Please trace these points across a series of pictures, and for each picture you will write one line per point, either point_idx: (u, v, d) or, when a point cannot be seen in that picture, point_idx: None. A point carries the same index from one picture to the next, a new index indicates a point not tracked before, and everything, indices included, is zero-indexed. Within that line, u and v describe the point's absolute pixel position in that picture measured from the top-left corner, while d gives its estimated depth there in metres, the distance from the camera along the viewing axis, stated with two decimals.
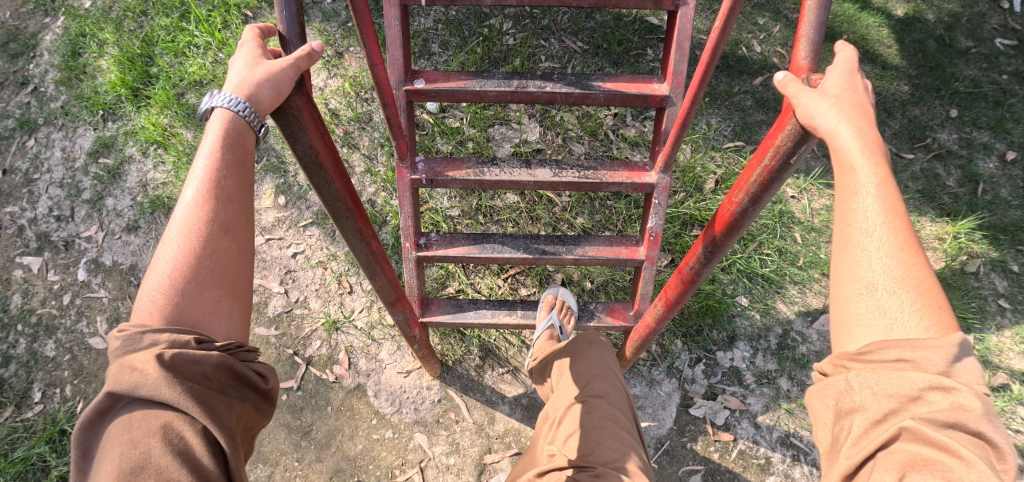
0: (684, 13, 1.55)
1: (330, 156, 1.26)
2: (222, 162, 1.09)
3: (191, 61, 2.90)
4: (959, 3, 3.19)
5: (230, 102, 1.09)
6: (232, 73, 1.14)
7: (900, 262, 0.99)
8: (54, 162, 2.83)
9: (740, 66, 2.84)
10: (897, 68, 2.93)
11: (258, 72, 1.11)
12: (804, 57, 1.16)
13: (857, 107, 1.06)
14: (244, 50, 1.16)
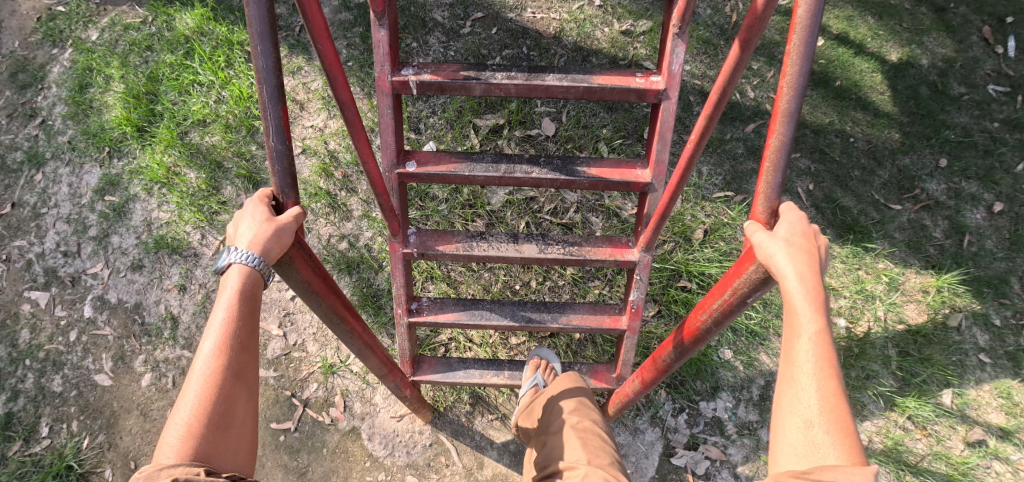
0: (668, 106, 1.52)
1: (323, 285, 1.41)
2: (238, 313, 1.22)
3: (194, 99, 2.95)
4: (953, 47, 3.23)
5: (248, 259, 1.22)
6: (239, 227, 1.26)
7: (830, 400, 1.12)
8: (61, 197, 2.91)
9: (733, 112, 2.87)
10: (889, 115, 2.97)
11: (264, 227, 1.24)
12: (763, 210, 1.26)
13: (807, 260, 1.18)
14: (249, 207, 1.28)
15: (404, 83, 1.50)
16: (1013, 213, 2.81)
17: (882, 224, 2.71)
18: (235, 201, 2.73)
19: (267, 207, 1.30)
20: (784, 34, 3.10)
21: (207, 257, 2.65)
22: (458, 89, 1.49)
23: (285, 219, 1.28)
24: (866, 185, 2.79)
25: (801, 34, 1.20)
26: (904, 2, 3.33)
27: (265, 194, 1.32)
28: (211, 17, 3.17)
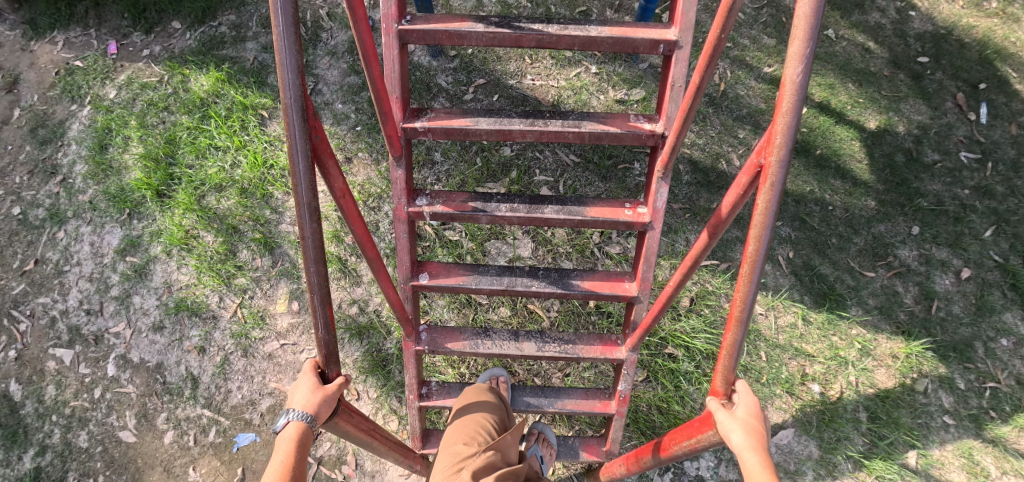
0: (653, 235, 1.68)
1: (360, 427, 1.71)
2: (294, 457, 1.44)
3: (210, 163, 3.12)
4: (929, 114, 3.44)
5: (304, 419, 1.47)
6: (294, 394, 1.51)
7: None
8: (83, 255, 3.08)
9: (719, 181, 3.07)
10: (866, 183, 3.17)
11: (316, 397, 1.51)
12: (721, 386, 1.51)
13: (757, 435, 1.42)
14: (302, 377, 1.53)
15: (417, 213, 1.66)
16: (979, 279, 3.02)
17: (856, 290, 2.91)
18: (250, 265, 2.90)
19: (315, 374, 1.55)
20: (768, 102, 3.30)
21: (225, 319, 2.81)
22: (466, 217, 1.65)
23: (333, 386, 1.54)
24: (842, 252, 2.99)
25: (751, 265, 1.39)
26: (883, 69, 3.55)
27: (312, 362, 1.57)
28: (225, 80, 3.35)
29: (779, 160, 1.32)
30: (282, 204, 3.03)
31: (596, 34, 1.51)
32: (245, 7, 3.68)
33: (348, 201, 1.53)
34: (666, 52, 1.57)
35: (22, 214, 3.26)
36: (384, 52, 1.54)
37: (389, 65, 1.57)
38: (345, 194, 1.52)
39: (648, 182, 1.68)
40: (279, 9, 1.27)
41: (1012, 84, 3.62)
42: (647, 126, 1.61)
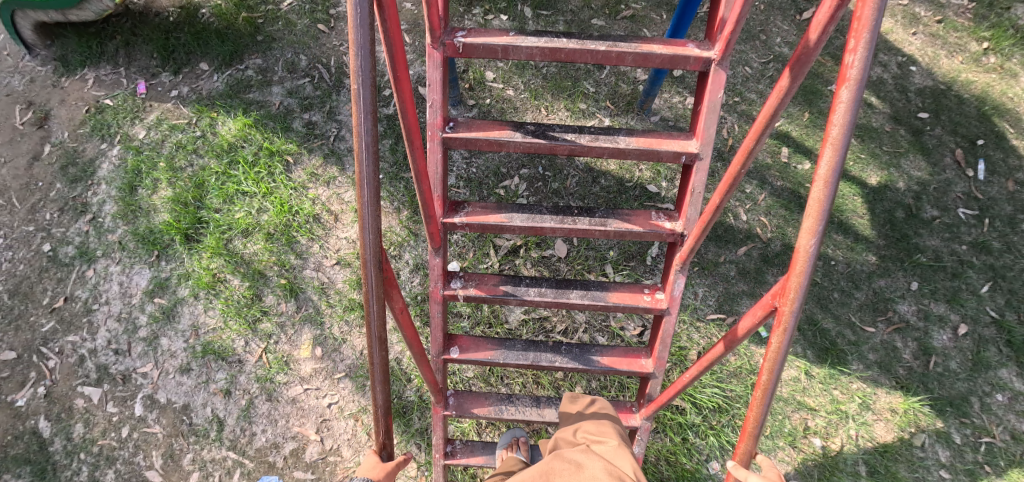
0: (669, 319, 1.84)
1: None
2: None
3: (238, 208, 3.26)
4: (928, 170, 3.57)
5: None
6: (358, 479, 1.73)
7: None
8: (112, 294, 3.19)
9: (727, 235, 3.19)
10: (867, 238, 3.30)
11: (378, 474, 1.73)
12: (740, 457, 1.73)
13: None
14: (364, 462, 1.75)
15: (453, 295, 1.83)
16: (976, 335, 3.13)
17: (857, 345, 3.02)
18: (275, 309, 3.02)
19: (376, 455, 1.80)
20: (774, 156, 3.44)
21: (250, 363, 2.92)
22: (497, 299, 1.81)
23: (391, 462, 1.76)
24: (843, 307, 3.11)
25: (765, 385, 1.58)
26: (884, 124, 3.72)
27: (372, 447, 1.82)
28: (253, 126, 3.52)
29: (790, 315, 1.49)
30: (306, 250, 3.15)
31: (624, 147, 1.79)
32: (271, 51, 3.87)
33: (404, 314, 1.70)
34: (685, 162, 1.82)
35: (51, 251, 3.37)
36: (427, 154, 1.82)
37: (432, 164, 1.83)
38: (404, 314, 1.69)
39: (665, 272, 1.90)
40: (365, 195, 1.44)
41: (1009, 139, 3.77)
42: (667, 225, 1.87)
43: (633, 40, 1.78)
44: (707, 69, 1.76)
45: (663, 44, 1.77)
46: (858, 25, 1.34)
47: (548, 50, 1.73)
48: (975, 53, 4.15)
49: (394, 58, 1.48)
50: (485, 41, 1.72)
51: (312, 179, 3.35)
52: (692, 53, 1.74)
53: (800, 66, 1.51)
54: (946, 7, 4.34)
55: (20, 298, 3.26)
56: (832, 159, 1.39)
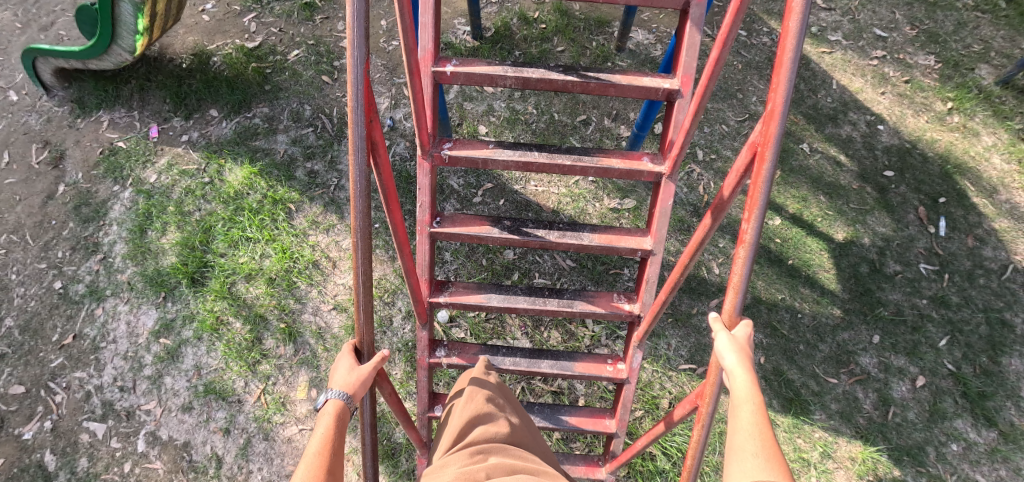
0: (628, 388, 2.21)
1: (397, 407, 2.02)
2: (335, 427, 1.70)
3: (241, 253, 3.48)
4: (892, 227, 3.80)
5: (341, 395, 1.77)
6: (336, 376, 1.83)
7: (756, 435, 1.53)
8: (119, 334, 3.37)
9: (700, 287, 3.41)
10: (833, 291, 3.51)
11: (357, 375, 1.82)
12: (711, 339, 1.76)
13: (743, 348, 1.67)
14: (341, 361, 1.86)
15: (437, 362, 2.20)
16: (933, 386, 3.31)
17: (820, 395, 3.22)
18: (274, 352, 3.21)
19: (354, 355, 1.90)
20: None
21: (249, 403, 3.10)
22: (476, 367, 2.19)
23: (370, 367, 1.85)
24: (808, 359, 3.31)
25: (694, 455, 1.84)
26: (852, 182, 3.95)
27: (351, 345, 1.92)
28: (258, 174, 3.76)
29: (709, 413, 1.79)
30: (305, 294, 3.36)
31: (587, 242, 2.08)
32: (277, 100, 4.14)
33: (395, 398, 2.02)
34: (641, 257, 2.12)
35: (62, 288, 3.56)
36: (417, 246, 2.10)
37: (420, 255, 2.12)
38: (393, 394, 2.00)
39: (626, 346, 2.22)
40: (361, 319, 1.82)
41: (969, 197, 4.02)
42: (626, 307, 2.16)
43: (596, 153, 2.08)
44: (659, 181, 2.05)
45: (623, 157, 2.06)
46: (752, 202, 1.66)
47: (521, 163, 2.01)
48: (939, 112, 4.44)
49: (388, 194, 1.89)
50: (467, 154, 2.01)
51: (312, 227, 3.57)
52: (647, 167, 2.04)
53: (717, 212, 1.89)
54: (912, 68, 4.66)
55: (31, 334, 3.44)
56: (735, 300, 1.70)
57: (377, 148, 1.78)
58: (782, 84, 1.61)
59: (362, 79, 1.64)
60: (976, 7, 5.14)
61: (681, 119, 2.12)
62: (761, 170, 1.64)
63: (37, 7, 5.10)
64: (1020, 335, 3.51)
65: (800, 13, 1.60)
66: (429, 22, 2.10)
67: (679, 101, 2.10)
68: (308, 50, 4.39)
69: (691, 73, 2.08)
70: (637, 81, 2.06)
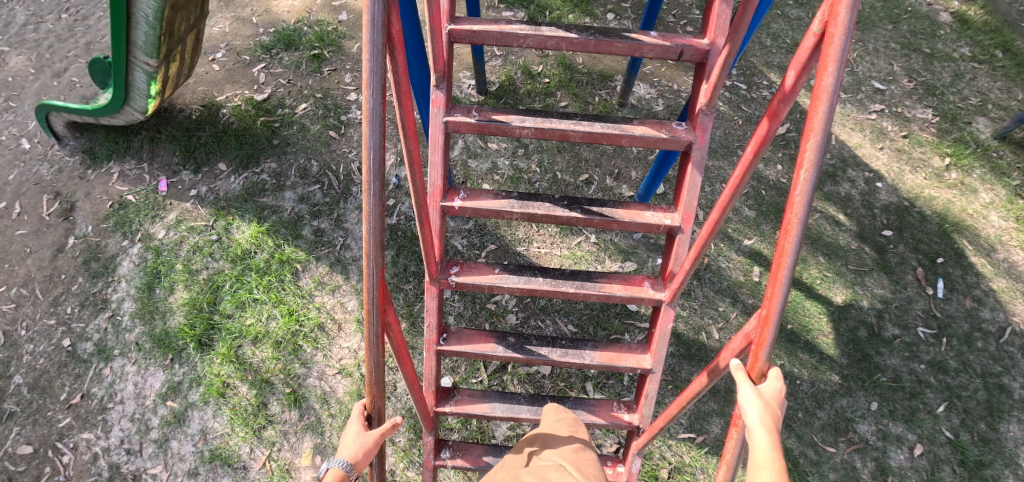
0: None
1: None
2: None
3: (248, 315, 3.56)
4: (890, 288, 3.84)
5: (343, 465, 1.84)
6: (346, 440, 1.92)
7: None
8: (126, 394, 3.41)
9: (700, 353, 3.47)
10: (831, 357, 3.56)
11: (365, 442, 1.91)
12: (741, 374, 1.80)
13: (769, 407, 1.71)
14: (353, 424, 1.95)
15: (443, 462, 2.52)
16: (931, 455, 3.33)
17: (818, 464, 3.24)
18: (280, 418, 3.28)
19: (363, 419, 1.98)
20: (746, 274, 3.74)
21: (254, 470, 3.14)
22: (480, 468, 2.52)
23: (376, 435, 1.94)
24: (806, 426, 3.34)
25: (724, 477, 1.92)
26: (850, 242, 4.01)
27: (363, 408, 1.99)
28: (265, 233, 3.84)
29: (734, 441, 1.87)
30: (311, 358, 3.44)
31: (589, 360, 2.41)
32: (285, 155, 4.20)
33: None
34: (640, 372, 2.44)
35: (71, 346, 3.60)
36: (425, 360, 2.44)
37: (428, 367, 2.45)
38: None
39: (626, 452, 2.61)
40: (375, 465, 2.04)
41: (968, 256, 4.06)
42: (625, 417, 2.51)
43: (599, 279, 2.36)
44: (659, 305, 2.34)
45: (624, 282, 2.35)
46: None
47: (526, 288, 2.30)
48: (937, 168, 4.48)
49: (399, 350, 2.01)
50: (474, 279, 2.30)
51: (319, 287, 3.65)
52: (647, 293, 2.33)
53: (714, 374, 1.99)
54: (910, 122, 4.72)
55: (39, 392, 3.47)
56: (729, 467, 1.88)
57: (389, 323, 1.91)
58: (777, 297, 1.70)
59: (376, 285, 1.74)
60: (973, 57, 5.22)
61: (682, 252, 2.31)
62: (756, 367, 1.76)
63: (51, 52, 5.19)
64: (1018, 400, 3.54)
65: (797, 235, 1.67)
66: (439, 161, 2.30)
67: (680, 236, 2.29)
68: (315, 103, 4.46)
69: (691, 211, 2.26)
70: (639, 218, 2.26)
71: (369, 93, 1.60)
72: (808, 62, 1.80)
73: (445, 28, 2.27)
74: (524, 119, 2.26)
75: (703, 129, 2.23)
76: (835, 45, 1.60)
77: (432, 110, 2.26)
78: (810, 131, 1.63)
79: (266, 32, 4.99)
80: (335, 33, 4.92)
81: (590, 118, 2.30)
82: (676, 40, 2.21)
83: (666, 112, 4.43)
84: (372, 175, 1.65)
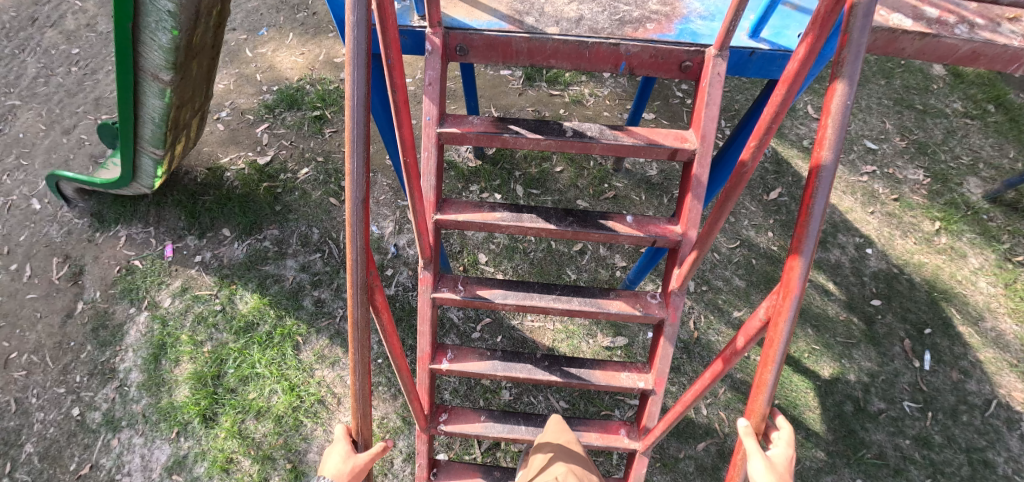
0: None
1: None
2: None
3: (252, 389, 3.70)
4: (877, 361, 3.94)
5: None
6: (331, 459, 2.02)
7: None
8: (133, 467, 3.50)
9: (687, 430, 3.57)
10: (817, 433, 3.66)
11: (350, 465, 2.00)
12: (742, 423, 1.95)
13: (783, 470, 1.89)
14: (338, 445, 2.04)
15: None
16: None
17: None
18: None
19: (348, 442, 2.06)
20: None
21: None
22: None
23: (364, 457, 2.03)
24: None
25: None
26: (839, 312, 4.12)
27: (346, 431, 2.08)
28: (268, 304, 3.98)
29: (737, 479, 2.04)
30: (311, 433, 3.56)
31: None
32: (287, 222, 4.33)
33: None
34: None
35: (80, 415, 3.69)
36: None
37: None
38: None
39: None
40: None
41: (955, 325, 4.13)
42: None
43: (579, 426, 2.66)
44: (633, 452, 2.59)
45: (601, 430, 2.64)
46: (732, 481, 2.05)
47: (510, 436, 2.64)
48: (927, 233, 4.55)
49: None
50: (461, 427, 2.62)
51: (319, 360, 3.80)
52: (622, 441, 2.59)
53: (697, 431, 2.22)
54: (901, 184, 4.79)
55: (49, 462, 3.55)
56: None
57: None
58: None
59: None
60: (965, 113, 5.28)
61: (655, 410, 2.53)
62: None
63: (61, 107, 5.31)
64: (1002, 476, 3.60)
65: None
66: (427, 331, 2.49)
67: (653, 396, 2.51)
68: (317, 168, 4.61)
69: (663, 377, 2.48)
70: (615, 381, 2.51)
71: (356, 374, 1.97)
72: (756, 335, 2.04)
73: (433, 217, 2.42)
74: (507, 294, 2.46)
75: (674, 307, 2.42)
76: (774, 350, 1.85)
77: (421, 287, 2.43)
78: (753, 409, 1.93)
79: (270, 89, 5.12)
80: (336, 93, 5.07)
81: (568, 291, 2.50)
82: (650, 229, 2.38)
83: (660, 176, 4.53)
84: (360, 423, 2.02)
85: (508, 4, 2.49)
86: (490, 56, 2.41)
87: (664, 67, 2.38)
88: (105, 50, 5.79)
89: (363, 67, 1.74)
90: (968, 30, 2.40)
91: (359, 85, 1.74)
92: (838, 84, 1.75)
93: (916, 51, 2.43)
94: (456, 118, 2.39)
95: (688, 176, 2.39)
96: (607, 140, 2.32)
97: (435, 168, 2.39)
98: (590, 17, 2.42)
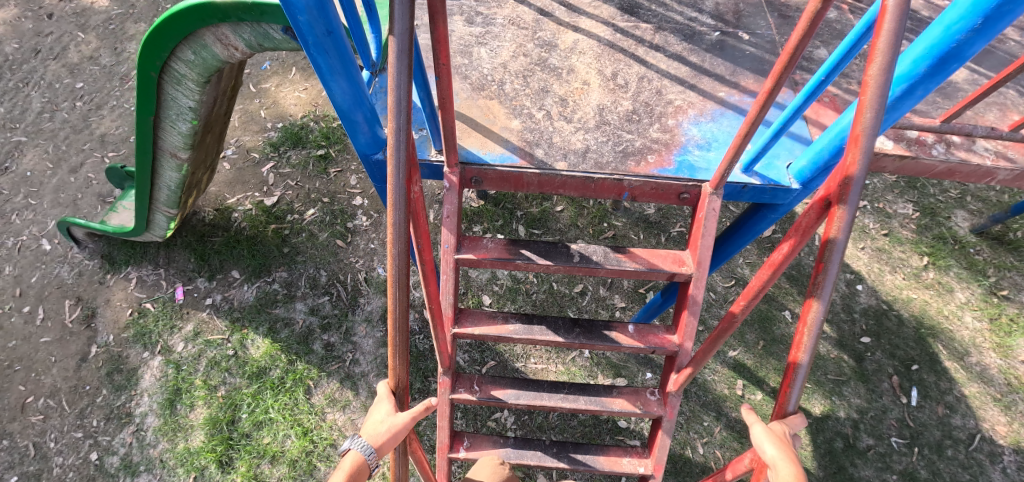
0: None
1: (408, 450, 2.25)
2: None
3: (266, 433, 3.83)
4: (866, 397, 4.11)
5: (366, 447, 2.04)
6: (373, 414, 2.08)
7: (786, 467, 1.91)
8: None
9: (685, 468, 3.71)
10: (809, 470, 3.83)
11: (391, 428, 2.05)
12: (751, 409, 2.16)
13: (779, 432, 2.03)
14: (382, 404, 2.08)
15: None
16: None
17: None
18: None
19: (393, 400, 2.09)
20: (731, 388, 3.99)
21: None
22: None
23: (405, 418, 2.08)
24: None
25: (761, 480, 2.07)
26: (829, 351, 4.30)
27: (390, 387, 2.10)
28: (280, 349, 4.12)
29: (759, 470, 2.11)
30: (324, 477, 3.69)
31: None
32: (296, 265, 4.47)
33: None
34: None
35: (98, 460, 3.79)
36: None
37: None
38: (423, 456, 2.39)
39: None
40: None
41: (941, 361, 4.29)
42: None
43: None
44: None
45: None
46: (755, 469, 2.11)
47: None
48: (915, 268, 4.70)
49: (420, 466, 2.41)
50: None
51: (330, 404, 3.94)
52: None
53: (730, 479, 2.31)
54: (891, 218, 4.95)
55: None
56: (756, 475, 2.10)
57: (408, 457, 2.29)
58: None
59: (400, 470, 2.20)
60: None
61: None
62: None
63: (67, 143, 5.41)
64: None
65: None
66: (445, 425, 2.75)
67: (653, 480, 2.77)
68: (323, 209, 4.74)
69: (661, 464, 2.72)
70: (617, 466, 2.79)
71: None
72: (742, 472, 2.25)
73: (450, 330, 2.64)
74: (519, 394, 2.73)
75: (671, 405, 2.65)
76: None
77: (440, 389, 2.68)
78: None
79: (274, 126, 5.22)
80: (340, 130, 5.20)
81: (575, 389, 2.76)
82: (649, 340, 2.59)
83: (657, 213, 4.67)
84: None
85: (519, 134, 2.72)
86: (502, 186, 2.67)
87: (663, 196, 2.62)
88: (109, 84, 5.86)
89: (401, 283, 1.88)
90: (945, 151, 3.00)
91: (398, 307, 1.89)
92: (814, 302, 1.96)
93: (897, 168, 3.03)
94: (470, 242, 2.60)
95: (683, 293, 2.59)
96: (611, 264, 2.53)
97: (452, 289, 2.60)
98: (595, 148, 2.67)
